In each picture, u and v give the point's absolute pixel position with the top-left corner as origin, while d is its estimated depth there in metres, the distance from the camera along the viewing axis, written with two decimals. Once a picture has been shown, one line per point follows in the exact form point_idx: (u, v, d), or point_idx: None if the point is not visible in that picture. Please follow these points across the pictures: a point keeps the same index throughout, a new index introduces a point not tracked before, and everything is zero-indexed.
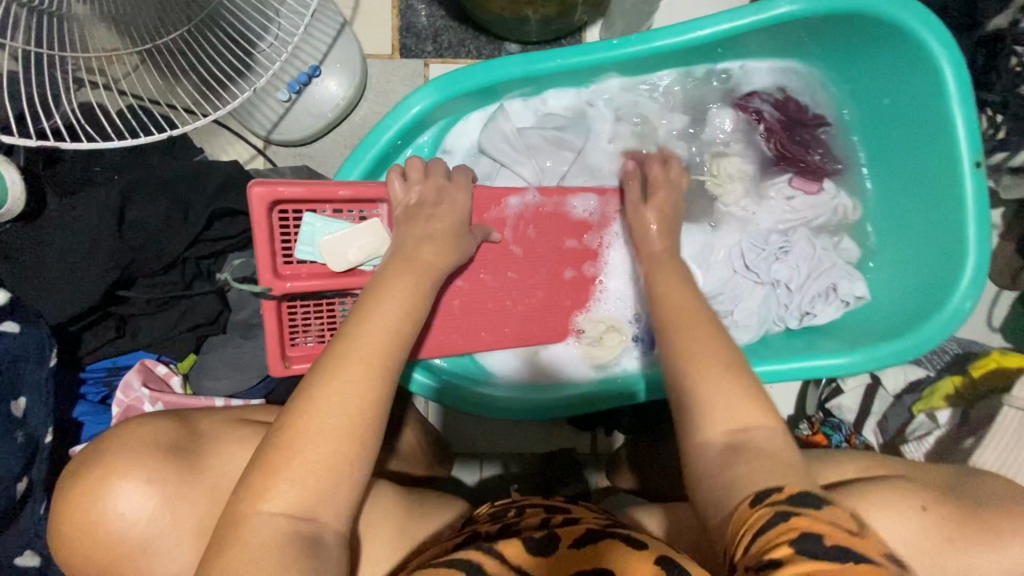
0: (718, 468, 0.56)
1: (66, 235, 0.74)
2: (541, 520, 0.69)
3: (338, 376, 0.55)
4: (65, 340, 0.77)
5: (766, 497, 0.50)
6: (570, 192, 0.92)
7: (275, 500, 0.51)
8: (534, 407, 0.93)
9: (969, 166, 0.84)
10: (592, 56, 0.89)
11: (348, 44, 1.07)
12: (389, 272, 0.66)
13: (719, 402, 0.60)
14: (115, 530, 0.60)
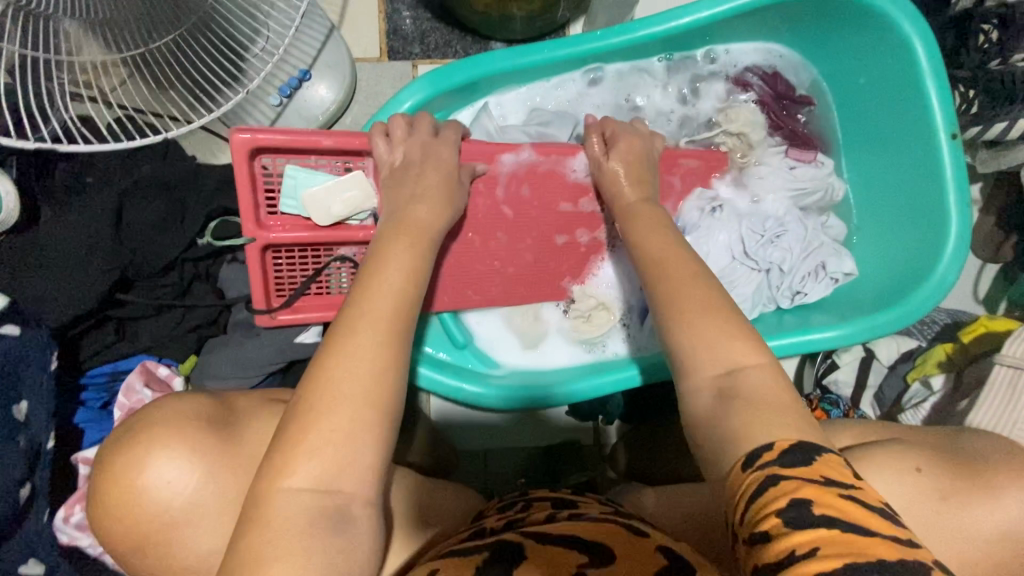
0: (722, 416, 0.55)
1: (64, 239, 0.75)
2: (547, 514, 0.67)
3: (338, 389, 0.53)
4: (66, 347, 0.77)
5: (756, 458, 0.50)
6: (568, 153, 0.90)
7: (296, 478, 0.51)
8: (540, 395, 0.92)
9: (946, 138, 0.86)
10: (579, 47, 0.91)
11: (337, 47, 1.09)
12: (387, 242, 0.65)
13: (704, 339, 0.59)
14: (164, 500, 0.61)
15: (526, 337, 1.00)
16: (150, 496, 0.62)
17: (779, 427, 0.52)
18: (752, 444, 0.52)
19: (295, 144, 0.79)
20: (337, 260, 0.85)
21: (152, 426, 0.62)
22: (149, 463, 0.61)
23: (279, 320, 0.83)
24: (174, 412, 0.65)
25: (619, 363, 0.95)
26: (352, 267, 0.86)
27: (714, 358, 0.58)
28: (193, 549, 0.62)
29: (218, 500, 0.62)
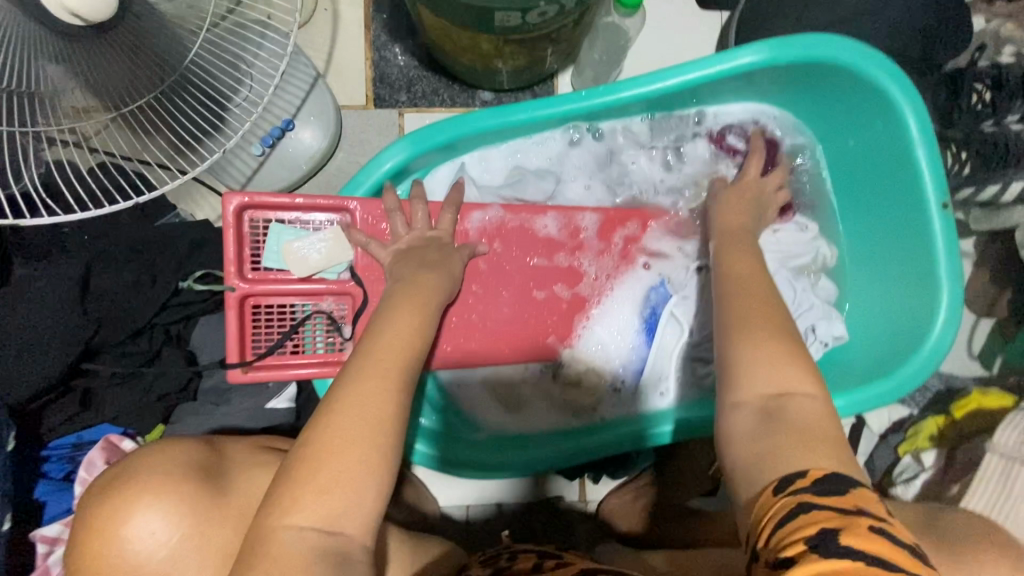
0: (762, 433, 0.54)
1: (26, 313, 0.72)
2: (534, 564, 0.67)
3: (330, 458, 0.51)
4: (26, 420, 0.74)
5: (789, 483, 0.48)
6: (540, 211, 0.91)
7: (299, 516, 0.49)
8: (543, 460, 0.90)
9: (937, 207, 0.84)
10: (563, 107, 0.89)
11: (322, 97, 1.07)
12: (392, 301, 0.68)
13: (757, 361, 0.59)
14: (141, 554, 0.57)
15: (509, 399, 0.96)
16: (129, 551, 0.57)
17: (823, 457, 0.51)
18: (782, 469, 0.50)
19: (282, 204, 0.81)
20: (310, 308, 0.84)
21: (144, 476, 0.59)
22: (129, 514, 0.57)
23: (251, 377, 0.80)
24: (177, 454, 0.63)
25: (621, 422, 0.93)
26: (326, 325, 0.84)
27: (766, 376, 0.58)
28: None
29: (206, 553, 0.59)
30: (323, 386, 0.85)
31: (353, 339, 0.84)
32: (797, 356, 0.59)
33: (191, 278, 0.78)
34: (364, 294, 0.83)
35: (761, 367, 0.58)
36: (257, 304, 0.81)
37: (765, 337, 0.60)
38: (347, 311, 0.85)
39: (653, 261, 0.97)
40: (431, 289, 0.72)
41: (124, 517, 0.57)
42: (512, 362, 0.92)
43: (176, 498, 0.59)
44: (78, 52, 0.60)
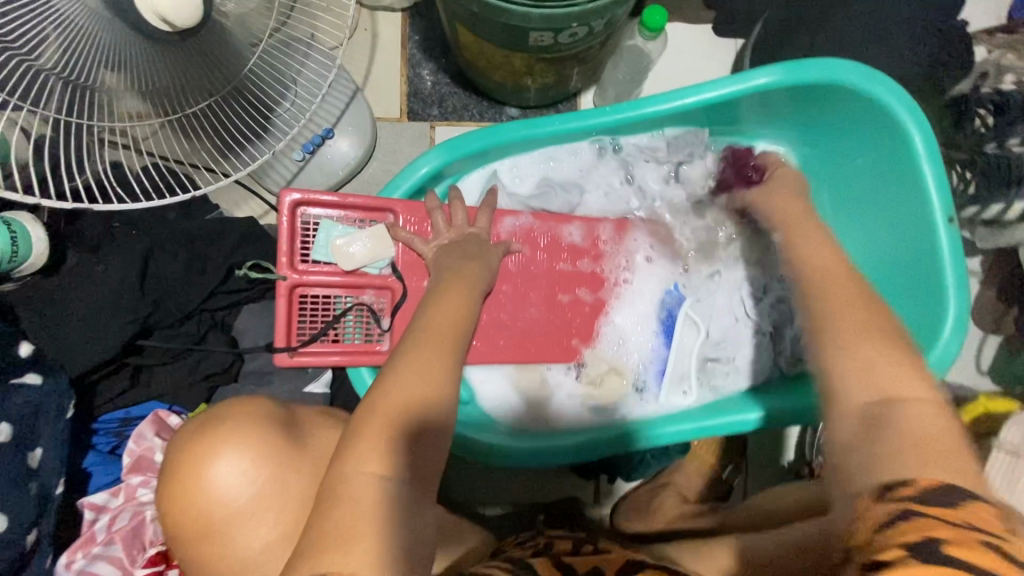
0: (864, 436, 0.53)
1: (89, 290, 0.77)
2: (573, 546, 0.75)
3: (394, 417, 0.59)
4: (81, 392, 0.79)
5: (894, 487, 0.46)
6: (566, 220, 0.98)
7: (373, 464, 0.56)
8: (567, 450, 0.92)
9: (943, 221, 0.89)
10: (588, 121, 0.95)
11: (359, 108, 1.15)
12: (442, 288, 0.77)
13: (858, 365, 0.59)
14: (222, 493, 0.59)
15: (534, 398, 1.00)
16: (223, 488, 0.59)
17: (943, 467, 0.47)
18: (884, 476, 0.48)
19: (332, 203, 0.87)
20: (348, 300, 0.89)
21: (227, 423, 0.61)
22: (218, 454, 0.60)
23: (298, 360, 0.85)
24: (255, 409, 0.65)
25: (637, 423, 0.96)
26: (365, 315, 0.90)
27: (866, 383, 0.57)
28: (248, 547, 0.59)
29: (284, 499, 0.61)
30: (356, 375, 0.89)
31: (391, 331, 0.90)
32: (908, 363, 0.58)
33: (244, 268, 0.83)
34: (404, 289, 0.89)
35: (856, 370, 0.58)
36: (303, 294, 0.87)
37: (877, 363, 0.58)
38: (386, 304, 0.90)
39: (654, 257, 1.02)
40: (472, 275, 0.81)
41: (214, 456, 0.60)
42: (538, 360, 0.98)
43: (267, 440, 0.62)
44: (135, 50, 0.64)
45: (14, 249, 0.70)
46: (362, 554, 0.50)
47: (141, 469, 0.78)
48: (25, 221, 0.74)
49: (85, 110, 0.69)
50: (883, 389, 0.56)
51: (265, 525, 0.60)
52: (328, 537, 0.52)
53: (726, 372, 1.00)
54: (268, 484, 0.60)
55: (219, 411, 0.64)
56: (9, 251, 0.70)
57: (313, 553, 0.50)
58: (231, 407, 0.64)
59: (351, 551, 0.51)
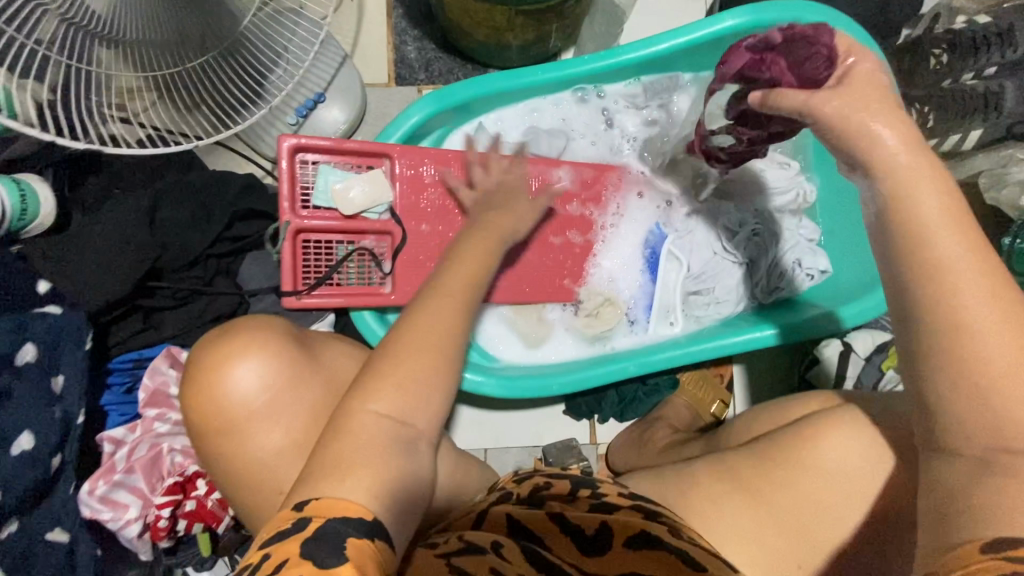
0: (965, 484, 0.52)
1: (101, 234, 0.81)
2: (570, 492, 0.72)
3: (411, 355, 0.64)
4: (97, 332, 0.83)
5: (999, 546, 0.47)
6: (555, 164, 1.03)
7: (376, 403, 0.61)
8: (559, 381, 0.97)
9: None
10: (568, 70, 1.01)
11: (349, 74, 1.18)
12: (464, 247, 0.79)
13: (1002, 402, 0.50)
14: (239, 392, 0.65)
15: (530, 337, 1.06)
16: (236, 393, 0.65)
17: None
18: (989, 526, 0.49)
19: (328, 148, 0.91)
20: (349, 246, 0.93)
21: (247, 333, 0.67)
22: (239, 358, 0.66)
23: (306, 303, 0.89)
24: (272, 324, 0.70)
25: (623, 354, 1.01)
26: (367, 260, 0.94)
27: (993, 432, 0.50)
28: (259, 444, 0.66)
29: (294, 405, 0.67)
30: (358, 317, 0.93)
31: (392, 274, 0.94)
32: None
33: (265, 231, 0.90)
34: (404, 233, 0.94)
35: (983, 411, 0.50)
36: (306, 239, 0.91)
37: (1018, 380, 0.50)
38: (386, 248, 0.95)
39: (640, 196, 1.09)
40: (497, 228, 0.83)
41: (239, 357, 0.66)
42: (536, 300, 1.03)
43: (280, 348, 0.67)
44: None
45: (23, 207, 0.79)
46: (356, 480, 0.55)
47: (157, 403, 0.83)
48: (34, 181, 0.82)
49: (83, 53, 0.70)
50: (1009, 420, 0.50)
51: (280, 424, 0.66)
52: (337, 465, 0.56)
53: (707, 303, 1.06)
54: (281, 389, 0.66)
55: (237, 326, 0.69)
56: (18, 208, 0.79)
57: (308, 476, 0.55)
58: (240, 326, 0.69)
59: (346, 478, 0.55)
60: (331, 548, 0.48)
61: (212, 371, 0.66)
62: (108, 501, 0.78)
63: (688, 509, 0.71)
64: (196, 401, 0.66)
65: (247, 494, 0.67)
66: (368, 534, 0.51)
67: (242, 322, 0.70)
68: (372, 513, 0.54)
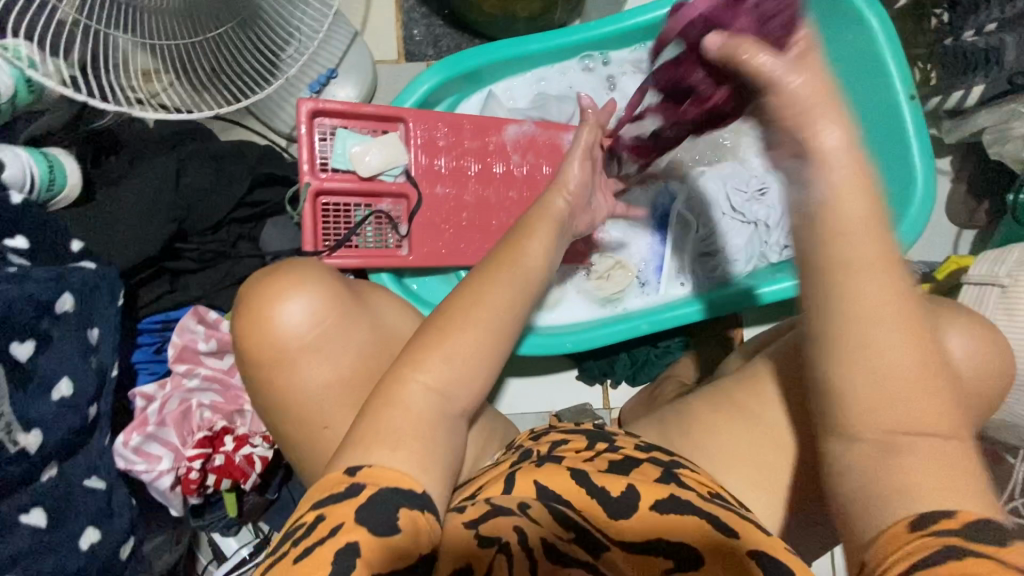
0: (873, 470, 0.51)
1: (132, 199, 0.84)
2: (590, 452, 0.66)
3: (457, 326, 0.62)
4: (128, 292, 0.86)
5: (928, 522, 0.48)
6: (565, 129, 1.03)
7: (425, 375, 0.59)
8: (572, 339, 1.00)
9: (905, 100, 0.97)
10: (574, 37, 1.04)
11: (360, 52, 1.21)
12: (526, 227, 0.73)
13: (898, 383, 0.49)
14: (292, 325, 0.67)
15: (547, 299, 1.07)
16: (284, 329, 0.67)
17: (964, 495, 0.49)
18: (915, 501, 0.49)
19: (345, 112, 0.93)
20: (365, 209, 0.96)
21: (300, 270, 0.69)
22: (295, 292, 0.67)
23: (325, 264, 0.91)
24: (322, 267, 0.72)
25: (631, 315, 1.03)
26: (383, 224, 0.96)
27: (898, 417, 0.50)
28: (306, 380, 0.67)
29: (342, 343, 0.68)
30: (378, 279, 0.96)
31: (409, 237, 0.96)
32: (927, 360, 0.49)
33: (288, 196, 0.93)
34: (419, 195, 0.96)
35: (884, 398, 0.49)
36: (326, 202, 0.93)
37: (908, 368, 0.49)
38: (402, 212, 0.97)
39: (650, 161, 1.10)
40: (549, 215, 0.75)
41: (294, 291, 0.67)
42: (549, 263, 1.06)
43: (328, 287, 0.69)
44: None
45: (52, 178, 0.79)
46: (409, 453, 0.56)
47: (185, 359, 0.85)
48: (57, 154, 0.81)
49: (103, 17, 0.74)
50: (903, 406, 0.49)
51: (326, 362, 0.68)
52: (378, 433, 0.57)
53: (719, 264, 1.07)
54: (331, 326, 0.68)
55: (288, 267, 0.70)
56: (46, 180, 0.78)
57: (355, 441, 0.57)
58: (287, 267, 0.70)
59: (398, 448, 0.56)
60: (381, 521, 0.52)
61: (267, 303, 0.67)
62: (141, 452, 0.82)
63: (697, 451, 0.72)
64: (246, 339, 0.67)
65: (293, 429, 0.69)
66: (420, 505, 0.54)
67: (289, 264, 0.71)
68: (421, 485, 0.55)
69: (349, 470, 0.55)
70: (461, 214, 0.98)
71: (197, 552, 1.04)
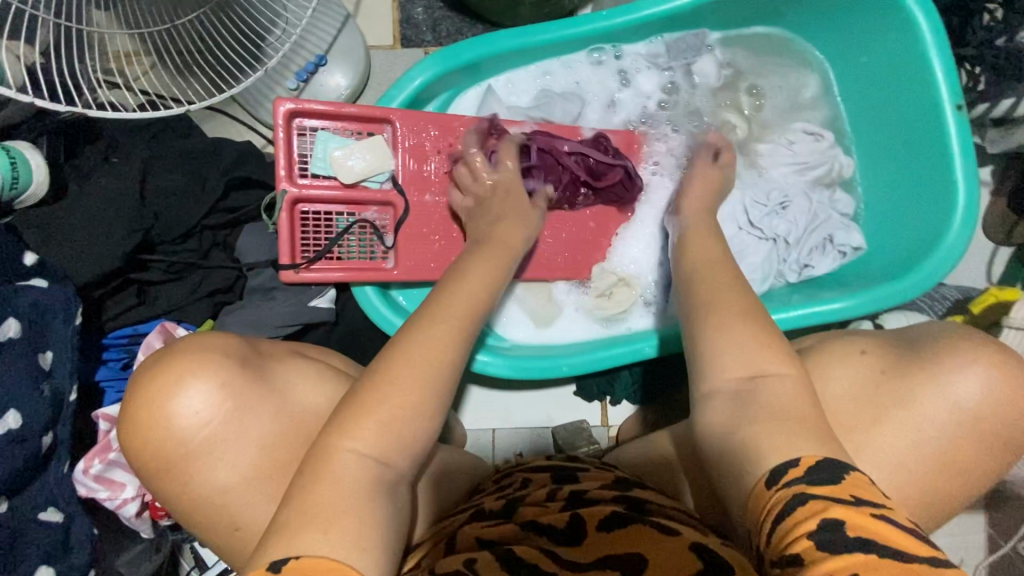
0: (737, 419, 0.54)
1: (89, 208, 0.77)
2: (548, 493, 0.69)
3: (414, 361, 0.58)
4: (89, 306, 0.80)
5: (781, 475, 0.48)
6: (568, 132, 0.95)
7: (353, 441, 0.54)
8: (561, 364, 0.93)
9: (951, 109, 0.86)
10: (582, 27, 0.93)
11: (352, 35, 1.08)
12: (475, 253, 0.74)
13: (742, 346, 0.57)
14: (176, 431, 0.62)
15: (541, 315, 1.01)
16: (174, 432, 0.62)
17: (804, 440, 0.50)
18: (776, 456, 0.50)
19: (328, 112, 0.86)
20: (346, 217, 0.88)
21: (181, 363, 0.63)
22: (176, 396, 0.62)
23: (304, 277, 0.85)
24: (220, 342, 0.67)
25: (625, 338, 0.95)
26: (369, 233, 0.89)
27: (742, 364, 0.57)
28: (203, 484, 0.63)
29: (239, 444, 0.63)
30: (361, 292, 0.88)
31: (394, 248, 0.89)
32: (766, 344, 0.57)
33: (267, 214, 0.86)
34: (406, 204, 0.88)
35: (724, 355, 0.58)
36: (304, 210, 0.86)
37: (752, 345, 0.57)
38: (388, 221, 0.90)
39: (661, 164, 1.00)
40: (502, 246, 0.77)
41: (176, 394, 0.62)
42: (545, 279, 0.98)
43: (216, 372, 0.63)
44: None
45: (14, 176, 0.71)
46: (343, 535, 0.49)
47: None
48: (21, 147, 0.74)
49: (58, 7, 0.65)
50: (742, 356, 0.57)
51: (221, 466, 0.63)
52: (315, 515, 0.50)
53: None
54: (222, 429, 0.63)
55: (170, 353, 0.64)
56: (9, 178, 0.71)
57: (278, 532, 0.49)
58: (165, 360, 0.63)
59: (331, 531, 0.49)
60: None
61: (148, 408, 0.62)
62: (103, 480, 0.77)
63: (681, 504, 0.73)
64: (136, 454, 0.62)
65: (253, 487, 0.63)
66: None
67: (172, 351, 0.65)
68: (357, 572, 0.47)
69: (273, 564, 0.46)
70: (453, 225, 0.90)
71: (180, 556, 0.98)
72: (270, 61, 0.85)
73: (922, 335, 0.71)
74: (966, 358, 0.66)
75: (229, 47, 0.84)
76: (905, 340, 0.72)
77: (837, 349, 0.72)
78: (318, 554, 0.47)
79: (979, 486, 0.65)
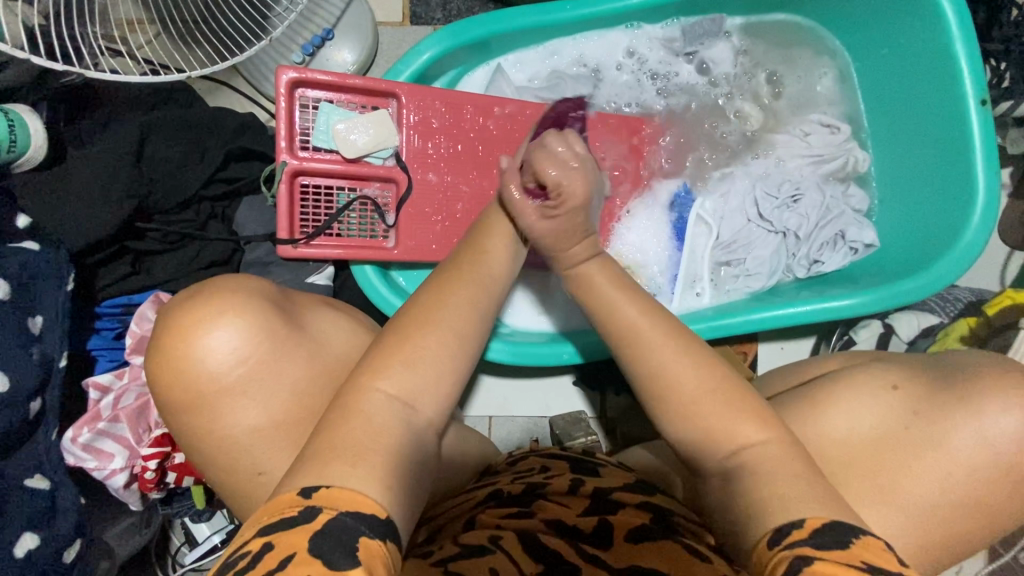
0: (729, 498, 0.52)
1: (86, 170, 0.75)
2: (570, 484, 0.67)
3: (418, 335, 0.55)
4: (83, 273, 0.78)
5: (786, 537, 0.45)
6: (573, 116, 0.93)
7: (374, 396, 0.51)
8: (563, 351, 0.91)
9: (975, 104, 0.83)
10: (600, 7, 0.91)
11: (360, 9, 1.05)
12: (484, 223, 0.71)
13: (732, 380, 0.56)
14: (210, 363, 0.60)
15: (542, 302, 1.00)
16: (196, 371, 0.60)
17: (813, 501, 0.48)
18: (785, 514, 0.47)
19: (333, 84, 0.84)
20: (350, 193, 0.87)
21: (221, 296, 0.61)
22: (213, 326, 0.60)
23: (302, 253, 0.83)
24: (247, 287, 0.64)
25: None
26: (370, 212, 0.88)
27: (753, 431, 0.55)
28: (216, 434, 0.61)
29: (271, 385, 0.62)
30: (358, 270, 0.87)
31: (395, 227, 0.87)
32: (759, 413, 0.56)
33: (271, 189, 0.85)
34: (409, 180, 0.87)
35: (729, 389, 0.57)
36: (305, 184, 0.85)
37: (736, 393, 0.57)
38: (390, 198, 0.88)
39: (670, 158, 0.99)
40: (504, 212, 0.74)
41: (213, 324, 0.60)
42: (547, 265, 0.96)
43: (252, 312, 0.61)
44: None
45: (12, 140, 0.70)
46: (369, 467, 0.46)
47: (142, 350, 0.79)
48: (20, 110, 0.72)
49: None
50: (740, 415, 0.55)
51: (253, 405, 0.61)
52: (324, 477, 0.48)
53: (737, 276, 0.97)
54: (257, 366, 0.61)
55: (198, 291, 0.63)
56: (6, 142, 0.69)
57: (292, 474, 0.46)
58: (200, 298, 0.61)
59: (359, 462, 0.46)
60: None
61: (183, 337, 0.60)
62: (92, 449, 0.76)
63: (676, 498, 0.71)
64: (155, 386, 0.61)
65: (237, 456, 0.61)
66: (381, 533, 0.42)
67: (199, 292, 0.63)
68: (385, 510, 0.44)
69: (305, 489, 0.43)
70: (456, 206, 0.88)
71: (170, 531, 0.98)
72: (276, 29, 0.83)
73: (956, 367, 0.69)
74: (1012, 398, 0.62)
75: (233, 14, 0.82)
76: (942, 370, 0.69)
77: (865, 380, 0.69)
78: (351, 486, 0.44)
79: (991, 503, 0.62)
